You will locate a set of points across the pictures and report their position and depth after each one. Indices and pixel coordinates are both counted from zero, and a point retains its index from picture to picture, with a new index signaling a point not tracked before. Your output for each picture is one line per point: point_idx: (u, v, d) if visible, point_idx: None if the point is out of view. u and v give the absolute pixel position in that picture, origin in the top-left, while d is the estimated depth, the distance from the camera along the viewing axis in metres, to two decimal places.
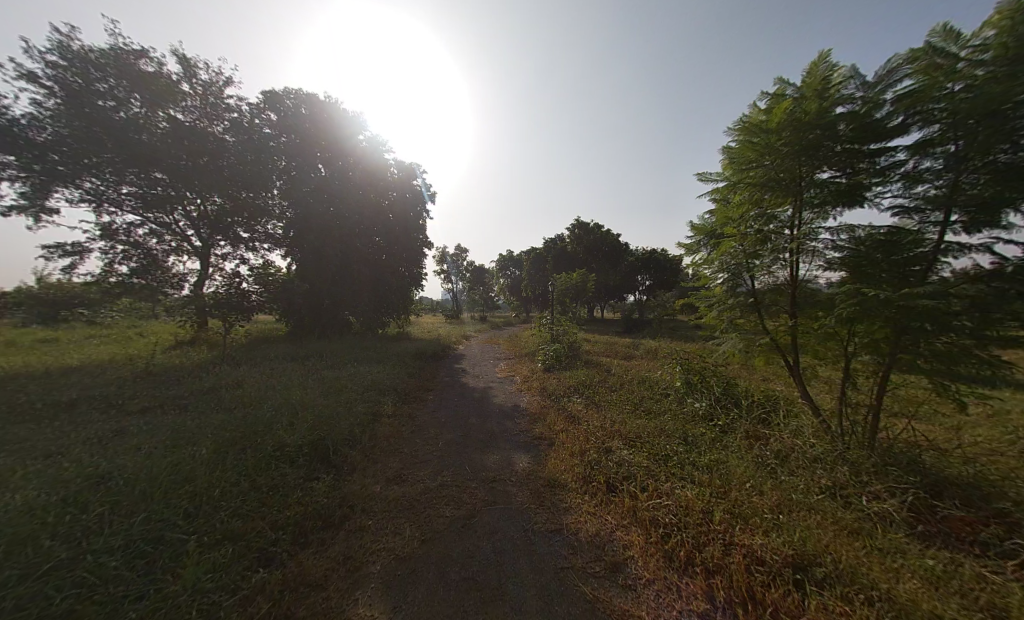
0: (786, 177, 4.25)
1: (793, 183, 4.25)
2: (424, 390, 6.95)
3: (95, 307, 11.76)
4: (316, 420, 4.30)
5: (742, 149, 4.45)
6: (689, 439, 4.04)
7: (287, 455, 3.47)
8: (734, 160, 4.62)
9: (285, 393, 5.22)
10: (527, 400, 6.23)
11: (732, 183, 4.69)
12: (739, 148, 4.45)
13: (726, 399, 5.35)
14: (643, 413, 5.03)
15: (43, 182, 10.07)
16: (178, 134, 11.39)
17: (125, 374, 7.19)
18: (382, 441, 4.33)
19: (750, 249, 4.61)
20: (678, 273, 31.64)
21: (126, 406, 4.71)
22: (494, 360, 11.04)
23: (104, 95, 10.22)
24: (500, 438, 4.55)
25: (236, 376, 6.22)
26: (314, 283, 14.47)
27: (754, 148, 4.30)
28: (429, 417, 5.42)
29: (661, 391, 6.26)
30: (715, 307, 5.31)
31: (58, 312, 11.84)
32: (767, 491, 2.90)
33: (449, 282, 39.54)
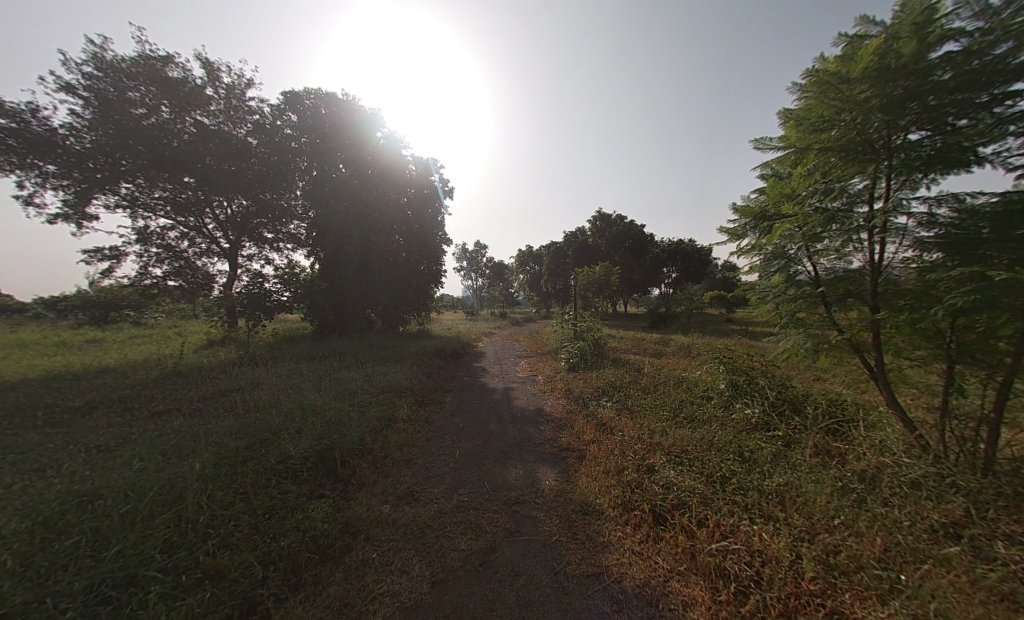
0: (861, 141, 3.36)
1: (870, 148, 3.35)
2: (441, 391, 6.64)
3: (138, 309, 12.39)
4: (326, 426, 4.03)
5: (809, 107, 3.62)
6: (746, 454, 3.44)
7: (291, 468, 3.19)
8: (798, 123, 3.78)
9: (298, 396, 5.03)
10: (550, 403, 5.76)
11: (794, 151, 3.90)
12: (804, 107, 3.67)
13: (783, 405, 4.65)
14: (685, 421, 4.44)
15: (84, 189, 10.58)
16: (204, 139, 11.62)
17: (153, 375, 7.33)
18: (395, 450, 4.00)
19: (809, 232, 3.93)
20: (707, 264, 30.02)
21: (143, 410, 4.66)
22: (515, 358, 10.64)
23: (135, 103, 10.51)
24: (523, 448, 4.10)
25: (252, 377, 6.13)
26: (335, 282, 14.57)
27: (824, 104, 3.46)
28: (446, 422, 5.07)
29: (702, 394, 5.60)
30: (770, 300, 4.66)
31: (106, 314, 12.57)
32: (859, 527, 2.30)
33: (468, 279, 39.48)
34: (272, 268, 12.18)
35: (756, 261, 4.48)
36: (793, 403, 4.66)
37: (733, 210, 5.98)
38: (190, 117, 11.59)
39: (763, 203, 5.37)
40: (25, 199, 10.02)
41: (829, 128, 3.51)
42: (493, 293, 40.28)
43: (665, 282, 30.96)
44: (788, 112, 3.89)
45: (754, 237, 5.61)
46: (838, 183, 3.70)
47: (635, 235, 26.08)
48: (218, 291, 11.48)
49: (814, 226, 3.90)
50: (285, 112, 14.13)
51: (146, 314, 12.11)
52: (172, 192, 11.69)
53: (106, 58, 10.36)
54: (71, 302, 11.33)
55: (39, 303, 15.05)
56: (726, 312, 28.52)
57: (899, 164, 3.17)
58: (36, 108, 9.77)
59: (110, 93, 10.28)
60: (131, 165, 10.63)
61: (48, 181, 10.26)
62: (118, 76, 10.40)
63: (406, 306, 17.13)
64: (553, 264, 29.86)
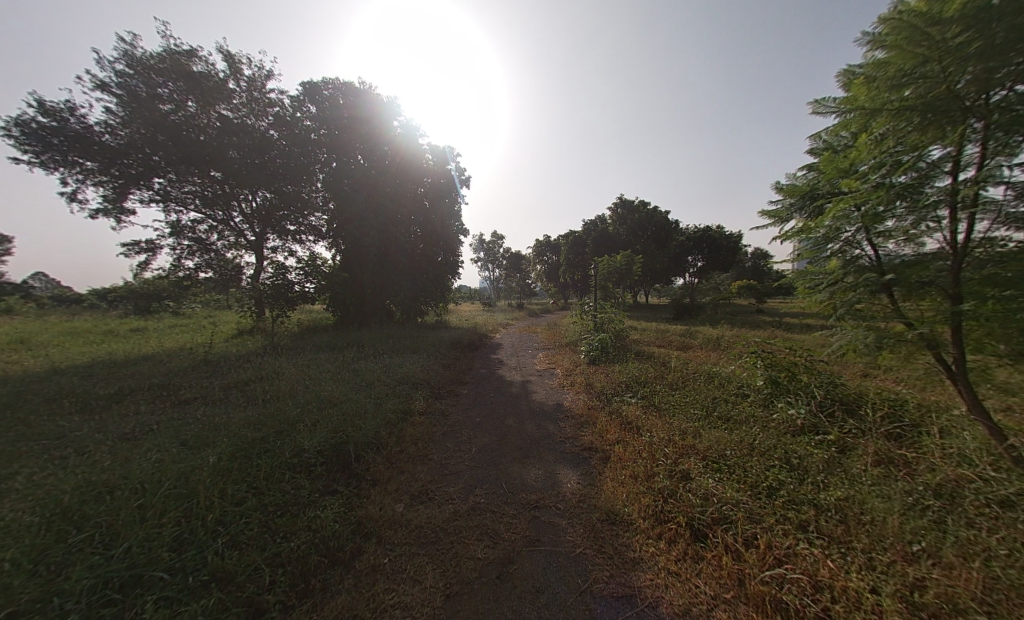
0: (935, 101, 2.78)
1: (948, 110, 2.76)
2: (458, 383, 6.51)
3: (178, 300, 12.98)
4: (341, 419, 3.98)
5: (883, 59, 3.05)
6: (794, 461, 3.07)
7: (305, 461, 3.13)
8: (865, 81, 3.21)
9: (316, 387, 5.02)
10: (570, 398, 5.50)
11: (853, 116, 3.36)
12: (877, 61, 3.10)
13: (833, 406, 4.19)
14: (720, 421, 4.08)
15: (122, 185, 11.07)
16: (228, 132, 11.83)
17: (185, 362, 7.64)
18: (410, 443, 3.90)
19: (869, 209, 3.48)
20: (735, 252, 28.47)
21: (171, 398, 4.78)
22: (532, 350, 10.39)
23: (163, 99, 10.78)
24: (542, 445, 3.89)
25: (275, 366, 6.23)
26: (356, 273, 14.74)
27: (899, 54, 2.89)
28: (462, 415, 4.95)
29: (736, 391, 5.19)
30: (822, 288, 4.16)
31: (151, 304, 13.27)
32: (944, 553, 1.95)
33: (486, 271, 39.35)
34: (296, 259, 12.41)
35: (806, 243, 4.04)
36: (844, 404, 4.20)
37: (776, 189, 5.41)
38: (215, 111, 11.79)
39: (812, 180, 4.82)
40: (70, 195, 10.60)
41: (908, 82, 2.90)
42: (510, 283, 40.06)
43: (690, 272, 29.61)
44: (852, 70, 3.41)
45: (800, 218, 5.06)
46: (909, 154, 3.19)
47: (658, 222, 24.96)
48: (246, 282, 11.84)
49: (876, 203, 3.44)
50: (305, 103, 14.19)
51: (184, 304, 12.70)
52: (202, 186, 12.06)
53: (135, 55, 10.63)
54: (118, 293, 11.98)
55: (90, 294, 16.16)
56: (756, 302, 27.00)
57: (1003, 122, 2.58)
58: (74, 108, 10.19)
59: (140, 91, 10.58)
60: (163, 160, 10.99)
61: (89, 178, 10.77)
62: (148, 73, 10.68)
63: (424, 297, 17.20)
64: (572, 254, 29.14)
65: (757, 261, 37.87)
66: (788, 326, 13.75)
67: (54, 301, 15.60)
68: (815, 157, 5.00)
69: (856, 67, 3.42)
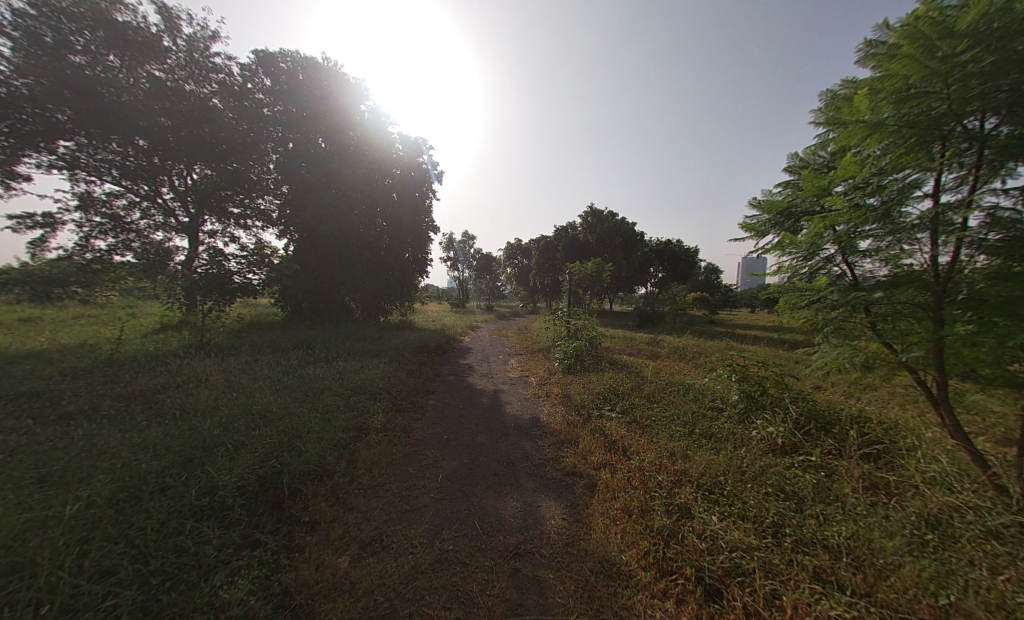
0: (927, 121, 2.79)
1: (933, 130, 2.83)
2: (423, 392, 5.88)
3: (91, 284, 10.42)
4: (277, 442, 3.24)
5: (889, 71, 2.98)
6: (786, 487, 2.92)
7: (218, 503, 2.40)
8: (869, 91, 3.14)
9: (250, 398, 4.17)
10: (547, 412, 5.11)
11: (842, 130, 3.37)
12: (881, 74, 3.05)
13: (808, 423, 4.19)
14: (704, 439, 3.90)
15: (13, 146, 8.74)
16: (159, 97, 10.07)
17: (82, 362, 6.25)
18: (363, 469, 3.27)
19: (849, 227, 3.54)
20: (693, 267, 30.26)
21: (46, 411, 3.69)
22: (503, 356, 9.95)
23: (76, 49, 8.85)
24: (519, 469, 3.44)
25: (200, 370, 5.18)
26: (311, 265, 13.43)
27: (901, 69, 2.87)
28: (428, 431, 4.37)
29: (712, 406, 5.10)
30: (803, 304, 4.15)
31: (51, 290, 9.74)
32: (973, 609, 1.81)
33: (454, 271, 38.35)
34: (240, 247, 10.96)
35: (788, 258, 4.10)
36: (818, 421, 4.21)
37: (752, 205, 5.51)
38: (145, 70, 10.07)
39: (789, 197, 4.90)
40: None
41: (916, 96, 2.81)
42: (479, 285, 39.36)
43: (652, 282, 30.92)
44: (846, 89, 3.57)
45: (774, 234, 5.17)
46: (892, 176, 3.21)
47: (625, 233, 25.66)
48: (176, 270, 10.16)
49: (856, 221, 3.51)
50: (258, 75, 12.67)
51: (96, 293, 10.58)
52: (120, 154, 10.11)
53: None
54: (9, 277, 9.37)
55: None
56: (709, 313, 28.75)
57: (1002, 145, 2.55)
58: None
59: (44, 35, 8.58)
60: (74, 120, 9.03)
61: None
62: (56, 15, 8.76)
63: (388, 295, 16.16)
64: (542, 258, 29.20)
65: (710, 274, 40.60)
66: (741, 338, 14.60)
67: None
68: (791, 175, 5.11)
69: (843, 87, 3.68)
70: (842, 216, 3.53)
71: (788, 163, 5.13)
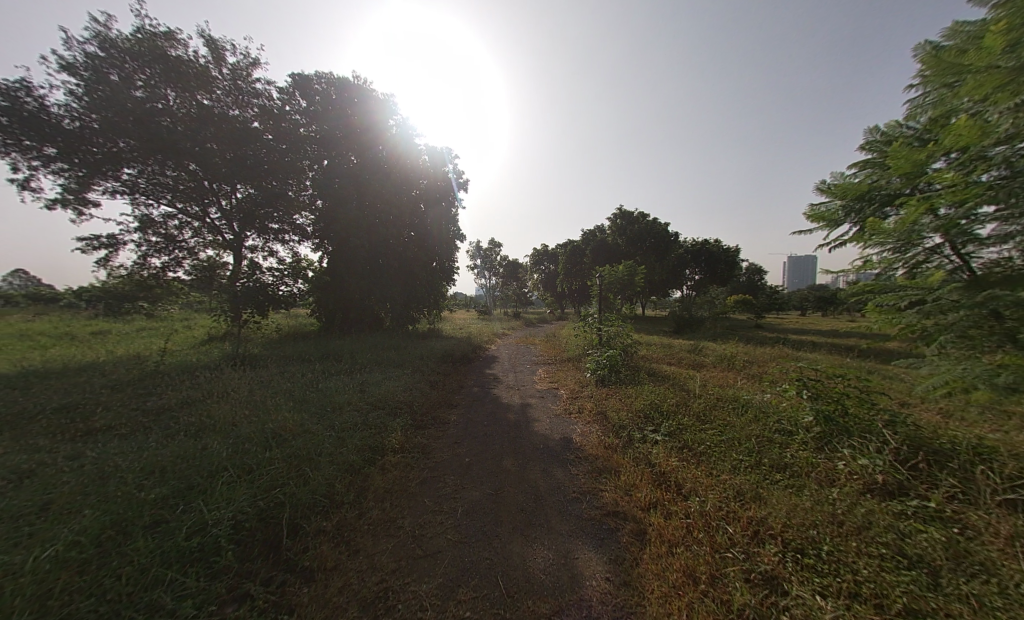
0: None
1: None
2: (446, 406, 5.56)
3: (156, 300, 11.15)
4: (284, 467, 3.01)
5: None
6: (908, 548, 2.20)
7: (209, 544, 2.16)
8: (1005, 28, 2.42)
9: (268, 414, 4.04)
10: (580, 432, 4.55)
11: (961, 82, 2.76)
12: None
13: (915, 456, 3.34)
14: (779, 475, 3.19)
15: (85, 175, 9.71)
16: (203, 121, 10.49)
17: (129, 373, 6.57)
18: (373, 499, 2.93)
19: (960, 208, 3.00)
20: (733, 267, 28.34)
21: (78, 426, 3.74)
22: (531, 365, 9.44)
23: (136, 85, 9.61)
24: (551, 504, 2.95)
25: (227, 383, 5.18)
26: (343, 277, 13.79)
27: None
28: (449, 452, 4.01)
29: (780, 430, 4.31)
30: (903, 306, 3.35)
31: (122, 305, 10.54)
32: None
33: (481, 278, 38.47)
34: (279, 261, 11.44)
35: (866, 251, 3.73)
36: (929, 453, 3.35)
37: (819, 190, 4.72)
38: (196, 98, 10.54)
39: (869, 178, 4.10)
40: (22, 183, 9.49)
41: None
42: (507, 292, 39.13)
43: (687, 284, 29.18)
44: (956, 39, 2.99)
45: (852, 224, 4.35)
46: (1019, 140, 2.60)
47: (657, 234, 24.42)
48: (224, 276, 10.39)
49: (971, 200, 2.93)
50: (295, 97, 13.23)
51: (159, 306, 11.19)
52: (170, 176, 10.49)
53: (110, 37, 9.52)
54: (89, 293, 10.35)
55: (57, 291, 14.93)
56: (754, 317, 26.51)
57: None
58: (31, 86, 8.96)
59: (111, 75, 9.43)
60: (133, 149, 9.78)
61: (49, 166, 9.38)
62: (122, 56, 9.59)
63: (417, 304, 16.30)
64: (569, 263, 28.49)
65: (753, 274, 37.71)
66: (796, 344, 13.11)
67: (27, 298, 14.49)
68: (869, 152, 4.30)
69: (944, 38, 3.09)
70: (946, 196, 3.04)
71: (865, 138, 4.33)
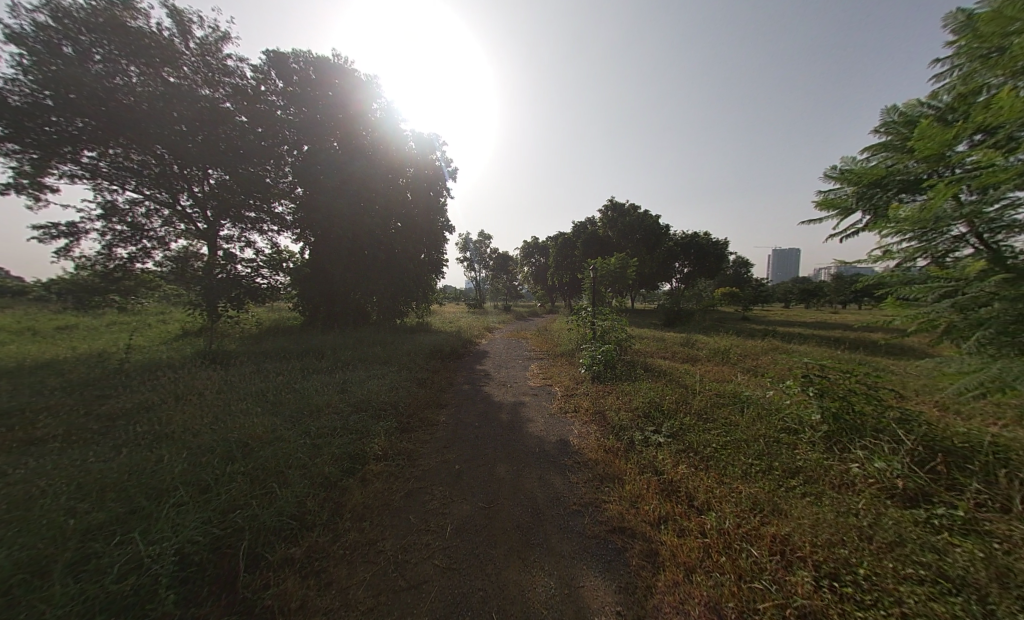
0: None
1: None
2: (434, 406, 5.24)
3: (132, 292, 9.78)
4: (247, 484, 2.64)
5: None
6: (950, 569, 1.97)
7: (145, 587, 1.81)
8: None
9: (234, 419, 3.62)
10: (577, 433, 4.28)
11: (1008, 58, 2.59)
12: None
13: (932, 459, 3.17)
14: (795, 482, 2.97)
15: (40, 160, 8.66)
16: (168, 99, 9.28)
17: (86, 373, 6.01)
18: (348, 517, 2.60)
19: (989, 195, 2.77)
20: (721, 260, 28.49)
21: (14, 437, 3.29)
22: (523, 361, 9.13)
23: (94, 59, 8.51)
24: (551, 519, 2.66)
25: (192, 383, 4.69)
26: (326, 269, 13.20)
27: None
28: (437, 457, 3.71)
29: (786, 429, 4.14)
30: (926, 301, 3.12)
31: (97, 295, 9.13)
32: None
33: (471, 272, 37.83)
34: (257, 252, 10.80)
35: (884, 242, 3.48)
36: (946, 454, 3.18)
37: (828, 176, 4.51)
38: (160, 75, 9.36)
39: (885, 162, 3.88)
40: None
41: None
42: (497, 285, 38.62)
43: (677, 277, 29.27)
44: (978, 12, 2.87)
45: (864, 212, 4.14)
46: None
47: (648, 226, 24.25)
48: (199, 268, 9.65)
49: (1002, 185, 2.70)
50: (271, 77, 12.25)
51: (134, 300, 9.81)
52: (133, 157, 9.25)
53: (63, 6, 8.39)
54: (59, 285, 8.96)
55: (19, 283, 13.97)
56: (741, 309, 26.83)
57: None
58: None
59: (65, 49, 8.33)
60: (89, 129, 8.65)
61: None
62: (77, 26, 8.46)
63: (405, 297, 15.82)
64: (560, 256, 28.16)
65: (740, 267, 38.07)
66: (786, 337, 13.14)
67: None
68: (884, 135, 4.09)
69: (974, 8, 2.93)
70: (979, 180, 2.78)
71: (882, 120, 4.11)
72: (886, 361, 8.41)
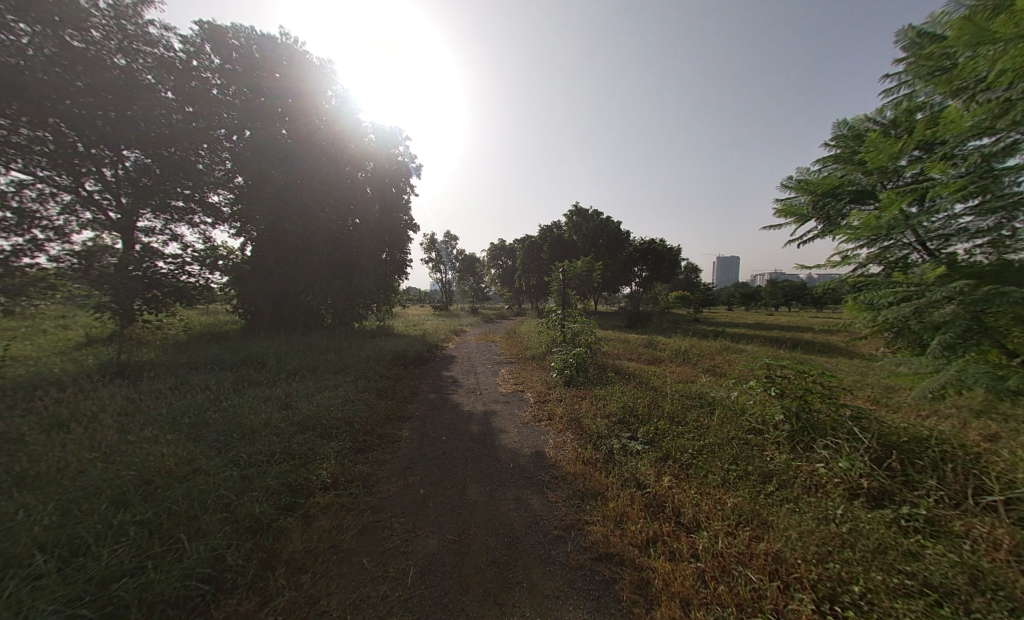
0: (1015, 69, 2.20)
1: None
2: (395, 419, 4.73)
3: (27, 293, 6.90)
4: (142, 541, 2.02)
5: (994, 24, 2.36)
6: (933, 577, 1.97)
7: None
8: (988, 11, 2.45)
9: (135, 450, 2.88)
10: (553, 444, 4.02)
11: (947, 78, 2.86)
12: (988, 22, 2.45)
13: (887, 456, 3.32)
14: (772, 487, 2.96)
15: None
16: (74, 68, 6.96)
17: None
18: (283, 565, 2.11)
19: (938, 206, 2.91)
20: (676, 266, 30.29)
21: None
22: (492, 366, 8.76)
23: None
24: (531, 550, 2.35)
25: (82, 403, 3.73)
26: (272, 269, 11.95)
27: (964, 42, 2.50)
28: (397, 479, 3.27)
29: (752, 430, 4.21)
30: (880, 305, 3.25)
31: None
32: None
33: (436, 273, 36.66)
34: (190, 248, 9.41)
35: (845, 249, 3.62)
36: (897, 450, 3.36)
37: (784, 184, 4.74)
38: (67, 37, 6.90)
39: (836, 172, 4.12)
40: None
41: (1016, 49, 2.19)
42: (463, 287, 37.79)
43: (636, 282, 30.56)
44: (924, 33, 3.19)
45: (817, 218, 4.37)
46: (1010, 134, 2.51)
47: (611, 232, 25.06)
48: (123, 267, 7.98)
49: (953, 196, 2.83)
50: (204, 50, 10.77)
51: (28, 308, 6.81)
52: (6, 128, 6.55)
53: None
54: None
55: None
56: (693, 312, 28.60)
57: None
58: None
59: None
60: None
61: None
62: None
63: (365, 300, 14.82)
64: (527, 259, 28.19)
65: (691, 273, 40.83)
66: (736, 338, 14.07)
67: None
68: (834, 146, 4.37)
69: (922, 27, 3.25)
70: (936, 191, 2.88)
71: (833, 133, 4.36)
72: (822, 359, 9.23)
